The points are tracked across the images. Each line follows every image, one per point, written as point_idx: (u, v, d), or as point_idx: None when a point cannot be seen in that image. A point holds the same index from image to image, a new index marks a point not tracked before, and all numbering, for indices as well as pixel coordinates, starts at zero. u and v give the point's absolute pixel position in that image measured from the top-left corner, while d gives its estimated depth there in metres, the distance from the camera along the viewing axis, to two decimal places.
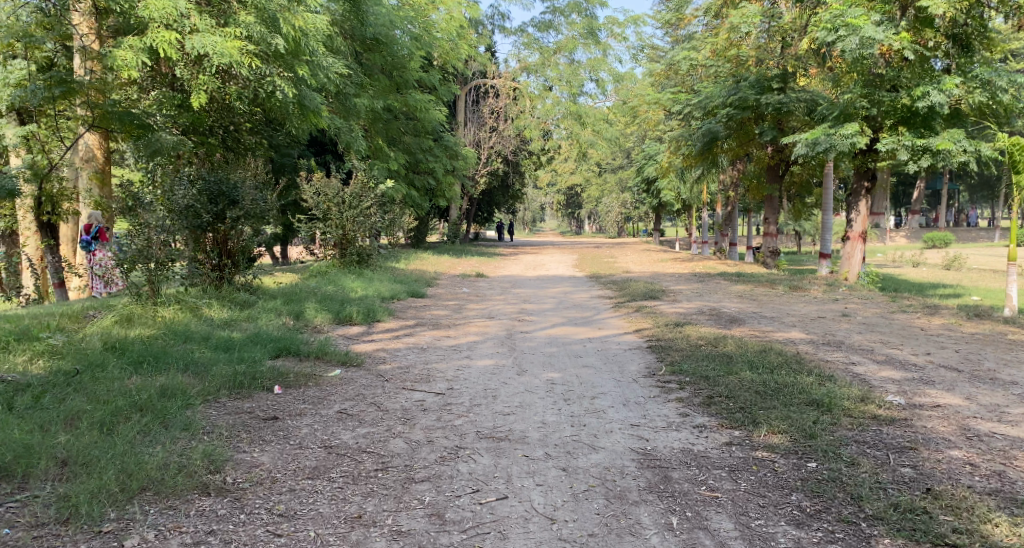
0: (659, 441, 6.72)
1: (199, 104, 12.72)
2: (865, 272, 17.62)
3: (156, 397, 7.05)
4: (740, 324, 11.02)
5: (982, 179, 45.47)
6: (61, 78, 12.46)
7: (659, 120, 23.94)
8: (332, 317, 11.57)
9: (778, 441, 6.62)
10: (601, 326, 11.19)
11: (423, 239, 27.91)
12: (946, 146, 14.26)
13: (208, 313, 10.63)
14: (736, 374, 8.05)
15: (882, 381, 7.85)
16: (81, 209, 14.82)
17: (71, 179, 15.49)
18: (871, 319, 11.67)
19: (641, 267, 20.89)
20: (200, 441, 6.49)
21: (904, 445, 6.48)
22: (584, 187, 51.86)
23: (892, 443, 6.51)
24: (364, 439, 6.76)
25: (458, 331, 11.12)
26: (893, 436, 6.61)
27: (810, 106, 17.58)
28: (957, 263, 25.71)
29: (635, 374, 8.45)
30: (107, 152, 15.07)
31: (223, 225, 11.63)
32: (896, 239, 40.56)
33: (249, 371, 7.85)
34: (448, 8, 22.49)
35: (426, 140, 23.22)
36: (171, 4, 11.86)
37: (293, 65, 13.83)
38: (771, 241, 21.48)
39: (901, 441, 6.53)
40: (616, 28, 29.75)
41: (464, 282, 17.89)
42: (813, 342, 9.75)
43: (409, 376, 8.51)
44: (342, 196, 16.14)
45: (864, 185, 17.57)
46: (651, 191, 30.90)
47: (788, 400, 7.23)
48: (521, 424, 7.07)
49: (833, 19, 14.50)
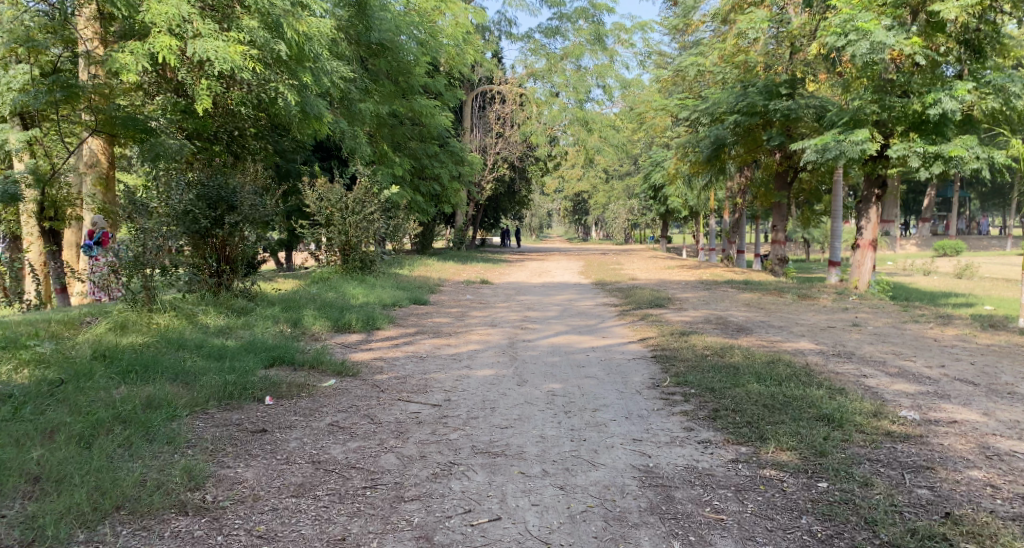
0: (662, 458, 6.45)
1: (201, 111, 12.50)
2: (876, 280, 17.31)
3: (141, 408, 6.83)
4: (748, 334, 10.74)
5: (993, 187, 45.15)
6: (65, 83, 12.44)
7: (666, 126, 23.70)
8: (331, 324, 11.33)
9: (786, 459, 6.35)
10: (605, 335, 10.92)
11: (429, 245, 27.72)
12: (959, 153, 13.95)
13: (203, 321, 10.40)
14: (743, 386, 7.77)
15: (895, 395, 7.57)
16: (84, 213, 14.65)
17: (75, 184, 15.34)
18: (883, 329, 11.38)
19: (647, 275, 20.62)
20: (182, 455, 6.26)
21: (920, 465, 6.19)
22: (591, 194, 51.56)
23: (908, 462, 6.23)
24: (355, 454, 6.50)
25: (459, 339, 10.86)
26: (909, 455, 6.33)
27: (819, 112, 17.29)
28: (968, 273, 25.38)
29: (638, 385, 8.17)
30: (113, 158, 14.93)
31: (222, 231, 11.38)
32: (906, 247, 40.24)
33: (240, 381, 7.61)
34: (454, 14, 22.25)
35: (432, 146, 22.94)
36: (175, 9, 11.65)
37: (298, 71, 13.60)
38: (779, 249, 21.20)
39: (918, 460, 6.25)
40: (622, 35, 29.57)
41: (468, 288, 17.66)
42: (823, 354, 9.47)
43: (406, 386, 8.25)
44: (346, 201, 15.88)
45: (874, 192, 17.25)
46: (658, 198, 30.64)
47: (797, 415, 6.95)
48: (519, 438, 6.81)
49: (843, 23, 14.20)
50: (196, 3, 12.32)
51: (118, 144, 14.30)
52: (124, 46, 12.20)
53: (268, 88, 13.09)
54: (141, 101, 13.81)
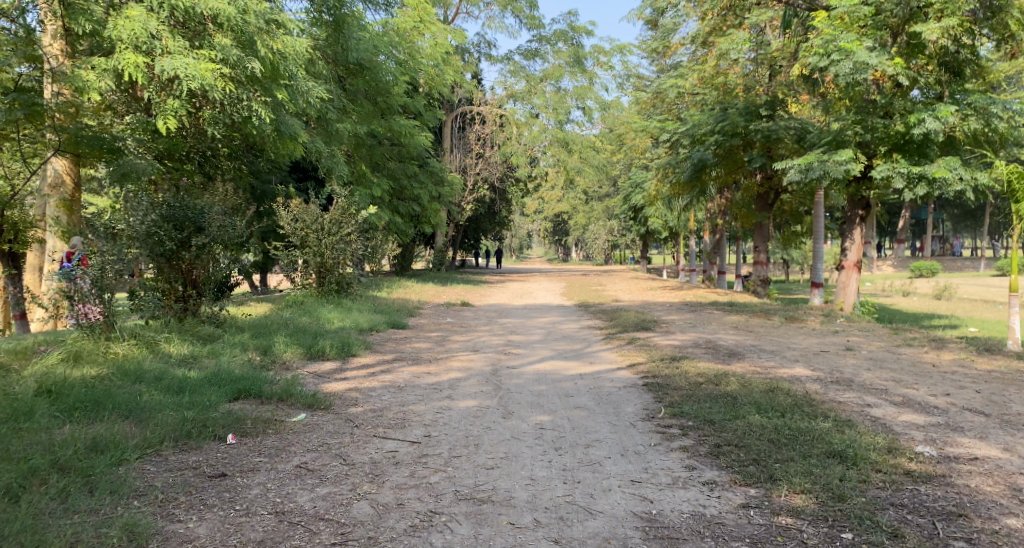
0: (665, 503, 5.92)
1: (166, 130, 11.87)
2: (861, 302, 16.87)
3: (84, 452, 6.23)
4: (740, 359, 10.26)
5: (966, 210, 45.30)
6: (26, 101, 11.88)
7: (646, 147, 23.30)
8: (304, 351, 10.70)
9: (801, 503, 5.86)
10: (592, 360, 10.39)
11: (408, 266, 27.17)
12: (942, 174, 13.52)
13: (167, 349, 9.74)
14: (743, 418, 7.26)
15: (907, 428, 7.09)
16: (48, 236, 13.98)
17: (37, 206, 14.64)
18: (878, 354, 10.91)
19: (630, 296, 20.14)
20: (127, 509, 5.68)
21: (950, 511, 5.74)
22: (571, 214, 51.06)
23: (936, 508, 5.77)
24: (324, 502, 5.91)
25: (440, 367, 10.25)
26: (937, 499, 5.86)
27: (800, 133, 16.96)
28: (948, 293, 25.16)
29: (632, 417, 7.63)
30: (78, 178, 14.27)
31: (188, 254, 10.70)
32: (883, 268, 40.17)
33: (199, 419, 7.00)
34: (433, 33, 21.18)
35: (411, 166, 22.43)
36: (141, 25, 11.12)
37: (272, 89, 13.02)
38: (761, 269, 20.79)
39: (947, 505, 5.79)
40: (601, 57, 29.31)
41: (448, 311, 17.07)
42: (821, 381, 8.94)
43: (382, 421, 7.65)
44: (322, 222, 15.31)
45: (857, 213, 16.86)
46: (638, 218, 30.23)
47: (806, 451, 6.46)
48: (507, 481, 6.24)
49: (825, 44, 13.70)
50: (167, 19, 11.79)
51: (83, 162, 13.63)
52: (88, 63, 11.67)
53: (241, 107, 12.51)
54: (111, 120, 13.30)
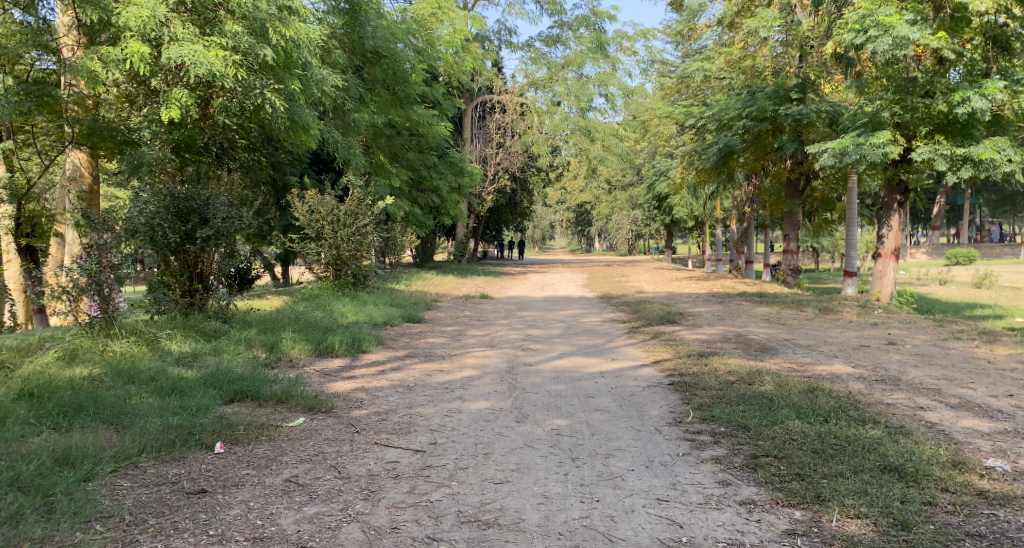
0: (697, 529, 5.28)
1: (172, 120, 11.17)
2: (898, 292, 15.84)
3: (51, 465, 5.68)
4: (773, 354, 9.52)
5: (1004, 195, 43.97)
6: (36, 90, 11.25)
7: (671, 134, 22.36)
8: (311, 347, 10.07)
9: (856, 531, 5.21)
10: (615, 357, 9.68)
11: (428, 258, 26.61)
12: (990, 155, 12.55)
13: (167, 346, 9.17)
14: (782, 423, 6.54)
15: (969, 436, 6.36)
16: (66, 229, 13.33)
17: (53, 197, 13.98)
18: (924, 349, 10.10)
19: (656, 287, 19.34)
20: (87, 535, 5.17)
21: None
22: (594, 204, 50.03)
23: (1020, 539, 5.12)
24: (310, 526, 5.32)
25: (453, 364, 9.61)
26: (1020, 528, 5.20)
27: (833, 116, 16.02)
28: (988, 281, 24.14)
29: (658, 421, 6.94)
30: (95, 171, 13.57)
31: (193, 246, 10.09)
32: (917, 256, 38.96)
33: (185, 425, 6.42)
34: (452, 19, 20.46)
35: (430, 156, 21.78)
36: (148, 12, 10.37)
37: (285, 79, 12.35)
38: (791, 258, 19.84)
39: None
40: (625, 43, 28.43)
41: (467, 304, 16.41)
42: (864, 380, 8.15)
43: (386, 425, 7.02)
44: (337, 213, 14.68)
45: (896, 198, 15.83)
46: (663, 208, 29.35)
47: (857, 465, 5.78)
48: (516, 499, 5.60)
49: (861, 19, 12.77)
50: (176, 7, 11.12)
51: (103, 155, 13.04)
52: (95, 51, 11.00)
53: (252, 97, 11.83)
54: (126, 113, 12.78)
